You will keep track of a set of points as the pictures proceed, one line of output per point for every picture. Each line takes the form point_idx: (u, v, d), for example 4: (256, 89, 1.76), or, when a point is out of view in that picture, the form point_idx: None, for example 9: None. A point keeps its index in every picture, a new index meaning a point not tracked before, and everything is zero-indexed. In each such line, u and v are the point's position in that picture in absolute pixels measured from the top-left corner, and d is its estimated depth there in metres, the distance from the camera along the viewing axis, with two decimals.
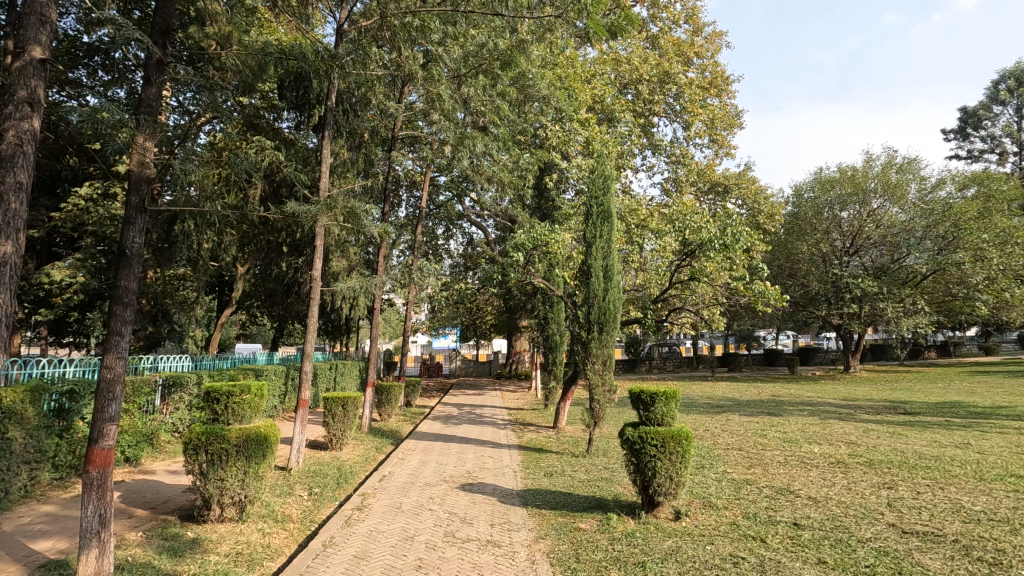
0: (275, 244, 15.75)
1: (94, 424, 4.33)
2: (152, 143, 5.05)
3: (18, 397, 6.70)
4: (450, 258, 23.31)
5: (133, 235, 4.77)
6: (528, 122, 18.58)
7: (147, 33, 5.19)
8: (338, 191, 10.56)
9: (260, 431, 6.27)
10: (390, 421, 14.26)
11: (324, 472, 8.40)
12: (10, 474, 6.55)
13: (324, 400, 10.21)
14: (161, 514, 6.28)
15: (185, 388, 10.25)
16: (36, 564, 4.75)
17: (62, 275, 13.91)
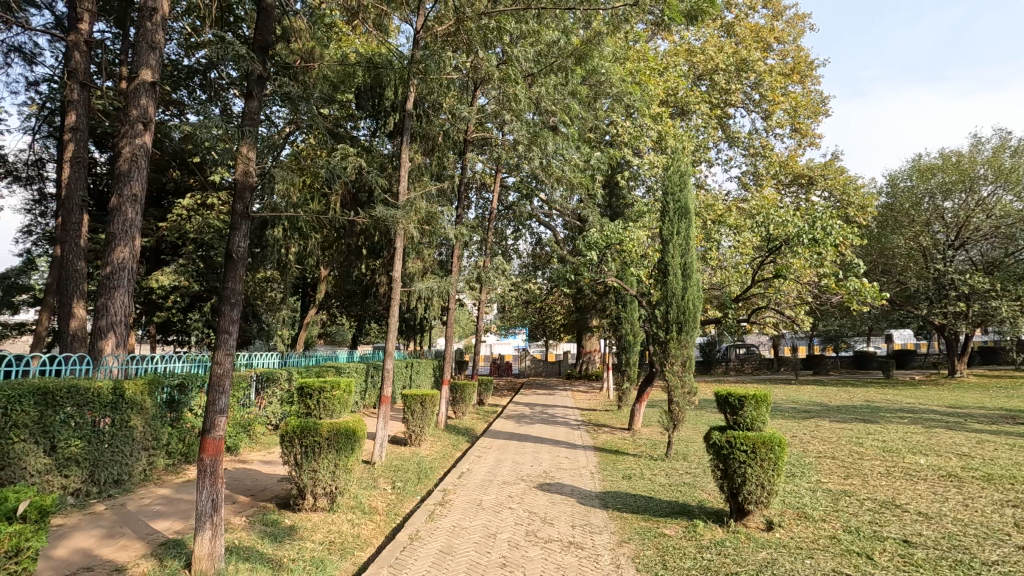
0: (354, 248, 16.43)
1: (206, 416, 4.67)
2: (253, 153, 5.36)
3: (138, 389, 7.35)
4: (520, 258, 23.43)
5: (238, 239, 5.09)
6: (597, 120, 18.36)
7: (250, 50, 5.52)
8: (416, 194, 10.89)
9: (349, 425, 6.56)
10: (464, 419, 14.51)
11: (405, 467, 8.64)
12: (132, 458, 7.22)
13: (402, 397, 10.50)
14: (261, 501, 6.72)
15: (279, 383, 10.94)
16: (157, 542, 5.19)
17: (169, 279, 15.24)
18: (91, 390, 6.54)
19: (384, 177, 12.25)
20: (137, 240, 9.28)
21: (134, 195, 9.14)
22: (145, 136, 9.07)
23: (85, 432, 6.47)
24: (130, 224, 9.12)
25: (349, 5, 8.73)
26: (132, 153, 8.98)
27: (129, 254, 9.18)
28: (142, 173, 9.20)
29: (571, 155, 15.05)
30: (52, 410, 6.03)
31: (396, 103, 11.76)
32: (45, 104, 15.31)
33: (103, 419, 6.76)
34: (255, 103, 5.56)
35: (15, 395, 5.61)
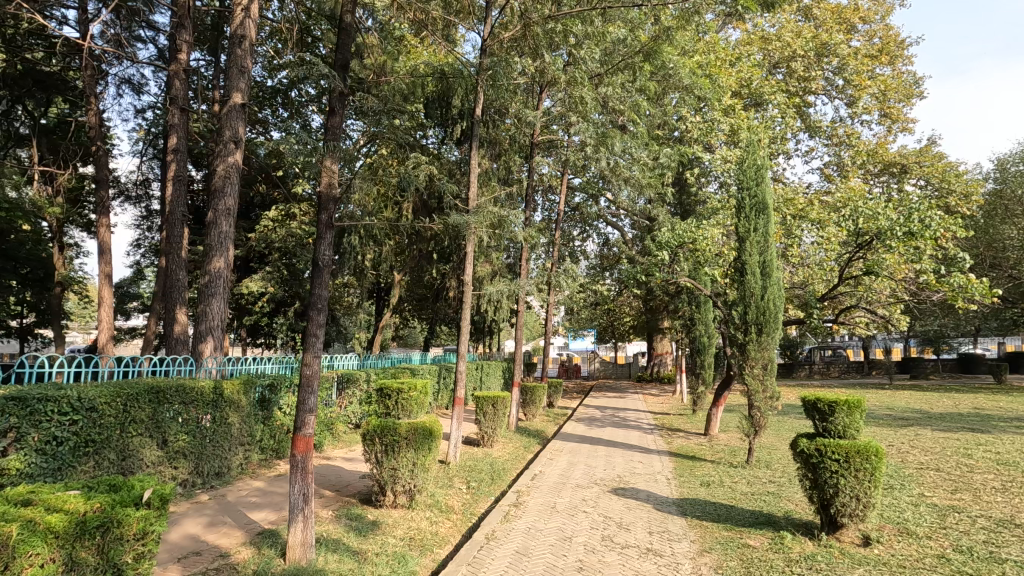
0: (425, 253, 16.92)
1: (297, 415, 4.97)
2: (335, 167, 5.64)
3: (235, 388, 7.92)
4: (587, 259, 23.25)
5: (323, 249, 5.36)
6: (665, 117, 17.93)
7: (331, 67, 5.80)
8: (484, 199, 11.07)
9: (426, 425, 6.76)
10: (535, 421, 14.55)
11: (479, 468, 8.77)
12: (230, 453, 7.81)
13: (474, 398, 10.68)
14: (345, 496, 7.05)
15: (359, 384, 11.45)
16: (255, 531, 5.58)
17: (257, 286, 16.37)
18: (196, 388, 7.13)
19: (453, 183, 12.54)
20: (230, 250, 10.01)
21: (228, 209, 9.88)
22: (237, 155, 9.79)
23: (191, 427, 7.06)
24: (224, 237, 9.86)
25: (419, 19, 9.02)
26: (226, 171, 9.72)
27: (224, 264, 9.92)
28: (234, 189, 9.92)
29: (640, 154, 14.76)
30: (164, 407, 6.62)
31: (464, 110, 12.03)
32: (151, 129, 16.91)
33: (205, 416, 7.34)
34: (337, 118, 5.83)
35: (134, 393, 6.19)
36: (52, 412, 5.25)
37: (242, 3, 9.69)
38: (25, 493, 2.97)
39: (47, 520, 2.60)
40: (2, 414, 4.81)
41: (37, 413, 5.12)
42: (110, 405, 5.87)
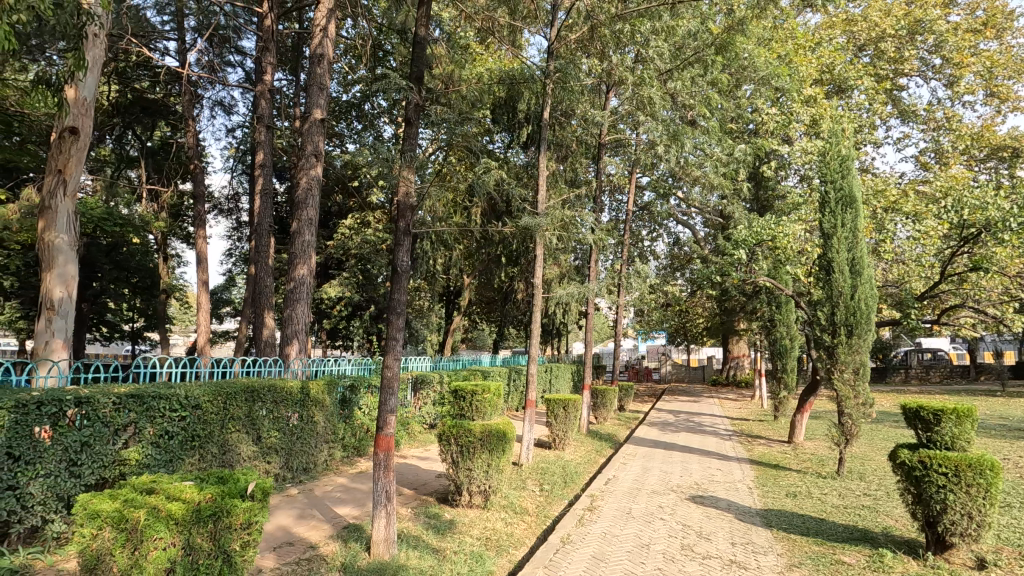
0: (494, 256, 17.17)
1: (379, 415, 5.19)
2: (411, 175, 5.82)
3: (320, 389, 8.37)
4: (657, 260, 22.71)
5: (401, 255, 5.56)
6: (738, 110, 17.21)
7: (407, 80, 6.00)
8: (553, 202, 11.09)
9: (499, 427, 6.84)
10: (606, 424, 14.37)
11: (551, 470, 8.77)
12: (316, 449, 8.26)
13: (545, 401, 10.69)
14: (423, 494, 7.28)
15: (432, 386, 11.77)
16: (341, 525, 5.88)
17: (336, 291, 17.22)
18: (285, 388, 7.60)
19: (521, 187, 12.64)
20: (312, 258, 10.60)
21: (310, 219, 10.47)
22: (318, 167, 10.37)
23: (281, 424, 7.54)
24: (307, 245, 10.45)
25: (486, 27, 9.18)
26: (308, 183, 10.31)
27: (306, 270, 10.52)
28: (315, 199, 10.50)
29: (712, 149, 14.25)
30: (258, 405, 7.11)
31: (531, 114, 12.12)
32: (240, 146, 18.23)
33: (293, 414, 7.82)
34: (413, 129, 6.04)
35: (232, 392, 6.69)
36: (164, 408, 5.78)
37: (320, 24, 10.26)
38: (149, 482, 3.29)
39: (169, 508, 2.88)
40: (124, 409, 5.35)
41: (152, 409, 5.66)
42: (212, 402, 6.38)
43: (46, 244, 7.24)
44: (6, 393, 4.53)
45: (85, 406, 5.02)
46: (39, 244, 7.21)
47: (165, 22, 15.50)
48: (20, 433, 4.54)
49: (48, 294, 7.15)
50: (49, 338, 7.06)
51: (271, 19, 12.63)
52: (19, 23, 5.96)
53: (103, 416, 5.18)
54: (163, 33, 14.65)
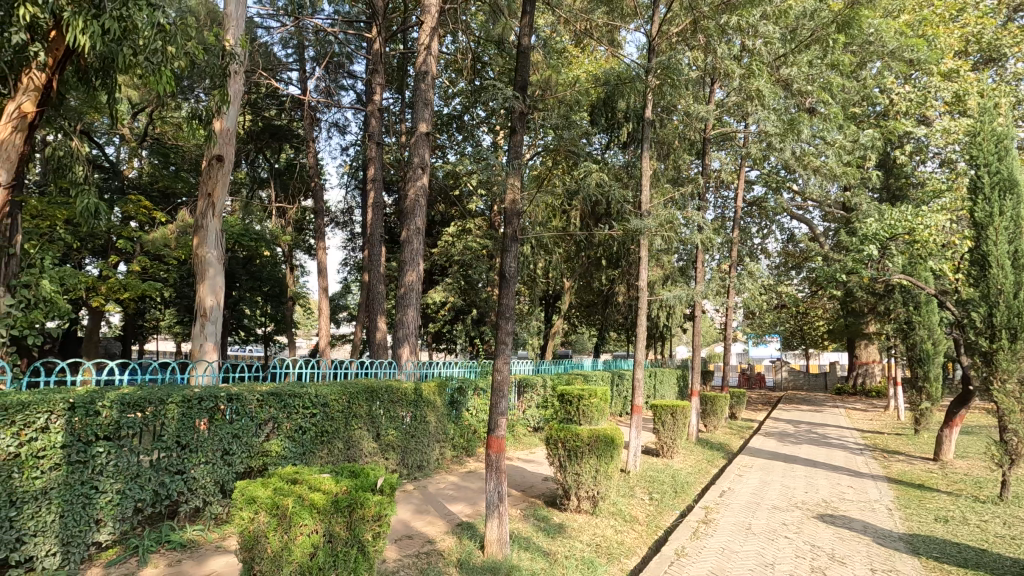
0: (594, 259, 17.01)
1: (491, 416, 5.34)
2: (517, 181, 5.93)
3: (431, 390, 8.77)
4: (770, 258, 21.27)
5: (509, 261, 5.68)
6: (862, 92, 15.69)
7: (512, 90, 6.12)
8: (656, 202, 10.75)
9: (608, 433, 6.76)
10: (717, 433, 13.67)
11: (660, 479, 8.48)
12: (429, 448, 8.66)
13: (652, 407, 10.37)
14: (532, 497, 7.36)
15: (536, 389, 11.85)
16: (455, 522, 6.11)
17: (441, 296, 17.97)
18: (400, 389, 8.05)
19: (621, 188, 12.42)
20: (420, 264, 11.14)
21: (418, 227, 11.01)
22: (424, 179, 10.89)
23: (397, 423, 7.98)
24: (415, 252, 11.00)
25: (584, 30, 9.15)
26: (416, 194, 10.88)
27: (415, 277, 11.07)
28: (422, 209, 11.03)
29: (833, 137, 13.10)
30: (377, 404, 7.58)
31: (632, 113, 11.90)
32: (354, 163, 19.66)
33: (408, 414, 8.25)
34: (519, 137, 6.15)
35: (355, 392, 7.20)
36: (298, 406, 6.34)
37: (424, 42, 10.77)
38: (292, 472, 3.63)
39: (312, 497, 3.16)
40: (266, 406, 5.96)
41: (289, 406, 6.23)
42: (337, 400, 6.90)
43: (199, 258, 8.27)
44: (175, 390, 5.24)
45: (235, 402, 5.65)
46: (194, 259, 8.26)
47: (288, 54, 17.12)
48: (186, 425, 5.22)
49: (201, 302, 8.16)
50: (202, 341, 8.07)
51: (379, 43, 13.49)
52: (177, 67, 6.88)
53: (250, 411, 5.80)
54: (287, 65, 16.20)
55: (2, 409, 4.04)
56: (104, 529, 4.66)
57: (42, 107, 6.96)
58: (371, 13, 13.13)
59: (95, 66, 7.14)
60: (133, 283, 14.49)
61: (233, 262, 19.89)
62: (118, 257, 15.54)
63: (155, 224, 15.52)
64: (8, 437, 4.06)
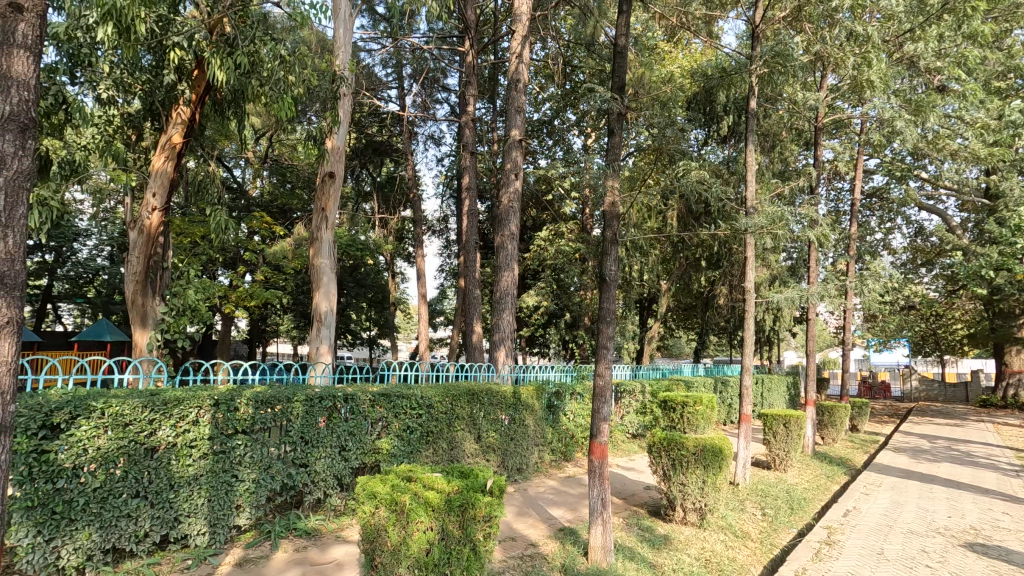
0: (693, 260, 16.32)
1: (593, 422, 5.29)
2: (615, 184, 5.81)
3: (529, 394, 8.84)
4: (894, 254, 19.26)
5: (610, 264, 5.60)
6: (1009, 63, 13.78)
7: (609, 91, 6.03)
8: (762, 198, 10.12)
9: (716, 442, 6.45)
10: (836, 446, 12.56)
11: (773, 494, 7.93)
12: (528, 451, 8.75)
13: (762, 416, 9.75)
14: (634, 505, 7.19)
15: (634, 395, 11.57)
16: (557, 527, 6.10)
17: (534, 300, 18.11)
18: (499, 392, 8.19)
19: (722, 185, 11.82)
20: (515, 269, 11.28)
21: (512, 233, 11.16)
22: (516, 184, 11.04)
23: (497, 426, 8.13)
24: (510, 257, 11.16)
25: (680, 23, 8.83)
26: (510, 200, 11.04)
27: (510, 281, 11.23)
28: (516, 215, 11.17)
29: (973, 116, 11.62)
30: (478, 406, 7.77)
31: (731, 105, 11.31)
32: (449, 173, 20.40)
33: (507, 416, 8.38)
34: (616, 139, 6.03)
35: (457, 394, 7.43)
36: (406, 406, 6.66)
37: (516, 51, 10.92)
38: (407, 471, 3.80)
39: (427, 495, 3.29)
40: (377, 406, 6.32)
41: (397, 406, 6.56)
42: (441, 402, 7.15)
43: (315, 267, 8.96)
44: (299, 389, 5.70)
45: (350, 402, 6.06)
46: (310, 268, 8.96)
47: (389, 74, 18.12)
48: (309, 423, 5.68)
49: (317, 308, 8.83)
50: (318, 344, 8.72)
51: (472, 55, 13.89)
52: (297, 95, 7.56)
53: (364, 410, 6.20)
54: (387, 84, 17.17)
55: (162, 403, 4.64)
56: (244, 513, 5.19)
57: (188, 138, 8.01)
58: (465, 27, 13.57)
59: (228, 99, 8.05)
60: (257, 292, 16.01)
61: (341, 270, 21.37)
62: (245, 268, 17.24)
63: (275, 237, 17.05)
64: (166, 428, 4.65)
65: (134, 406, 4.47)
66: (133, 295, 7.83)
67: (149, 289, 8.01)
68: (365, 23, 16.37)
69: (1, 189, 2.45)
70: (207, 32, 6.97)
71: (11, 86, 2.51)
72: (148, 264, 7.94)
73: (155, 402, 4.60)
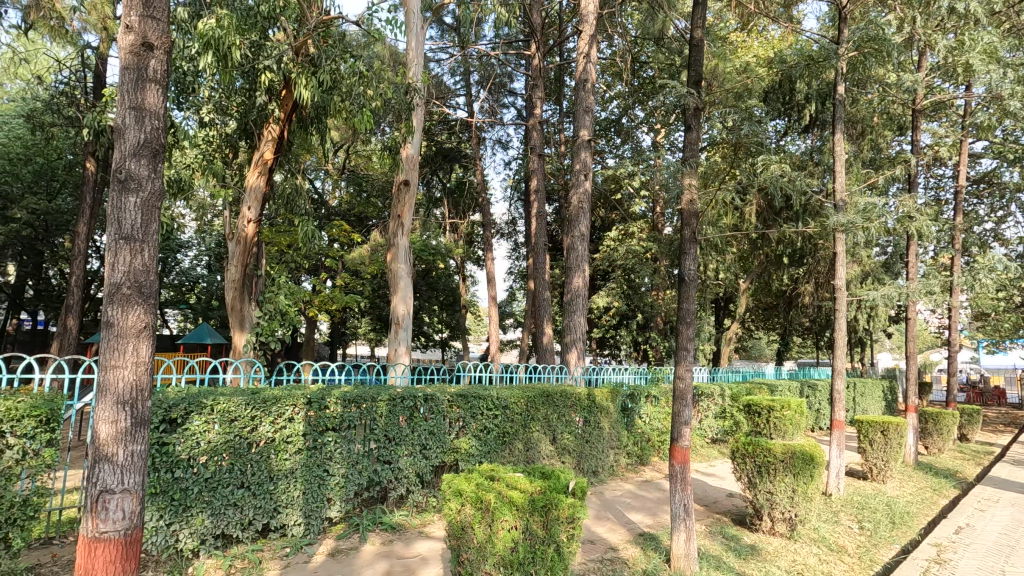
0: (773, 258, 15.52)
1: (673, 426, 5.17)
2: (693, 182, 5.65)
3: (603, 396, 8.76)
4: (1008, 246, 17.39)
5: (689, 264, 5.45)
6: None
7: (685, 86, 5.87)
8: (851, 189, 9.48)
9: (806, 449, 6.12)
10: (942, 457, 11.52)
11: (871, 506, 7.39)
12: (604, 454, 8.66)
13: (856, 422, 9.12)
14: (717, 513, 6.93)
15: (714, 399, 11.15)
16: (636, 532, 6.00)
17: (604, 301, 17.88)
18: (573, 394, 8.17)
19: (806, 177, 11.17)
20: (586, 270, 11.19)
21: (583, 233, 11.10)
22: (586, 185, 10.96)
23: (572, 427, 8.11)
24: (581, 258, 11.09)
25: (756, 10, 8.46)
26: (580, 201, 10.97)
27: (582, 283, 11.15)
28: (586, 216, 11.08)
29: None
30: (553, 408, 7.79)
31: (813, 92, 10.70)
32: (517, 176, 20.61)
33: (582, 418, 8.35)
34: (693, 135, 5.86)
35: (531, 395, 7.48)
36: (483, 407, 6.79)
37: (583, 51, 10.88)
38: (490, 470, 3.90)
39: (511, 495, 3.37)
40: (455, 406, 6.49)
41: (475, 407, 6.69)
42: (517, 402, 7.23)
43: (393, 272, 9.32)
44: (383, 389, 5.96)
45: (429, 402, 6.25)
46: (388, 273, 9.33)
47: (457, 82, 18.57)
48: (392, 421, 5.92)
49: (395, 311, 9.17)
50: (396, 345, 9.06)
51: (538, 58, 13.98)
52: (376, 108, 7.91)
53: (442, 410, 6.38)
54: (456, 92, 17.59)
55: (262, 401, 4.99)
56: (336, 506, 5.50)
57: (278, 153, 8.56)
58: (531, 31, 13.67)
59: (312, 115, 8.54)
60: (338, 296, 16.86)
61: (415, 274, 22.10)
62: (327, 274, 18.21)
63: (353, 244, 17.89)
64: (266, 424, 5.00)
65: (239, 403, 4.85)
66: (232, 301, 8.52)
67: (246, 295, 8.67)
68: (434, 34, 16.88)
69: (138, 210, 2.76)
70: (294, 54, 7.45)
71: (145, 117, 2.82)
72: (245, 272, 8.60)
73: (256, 400, 4.96)
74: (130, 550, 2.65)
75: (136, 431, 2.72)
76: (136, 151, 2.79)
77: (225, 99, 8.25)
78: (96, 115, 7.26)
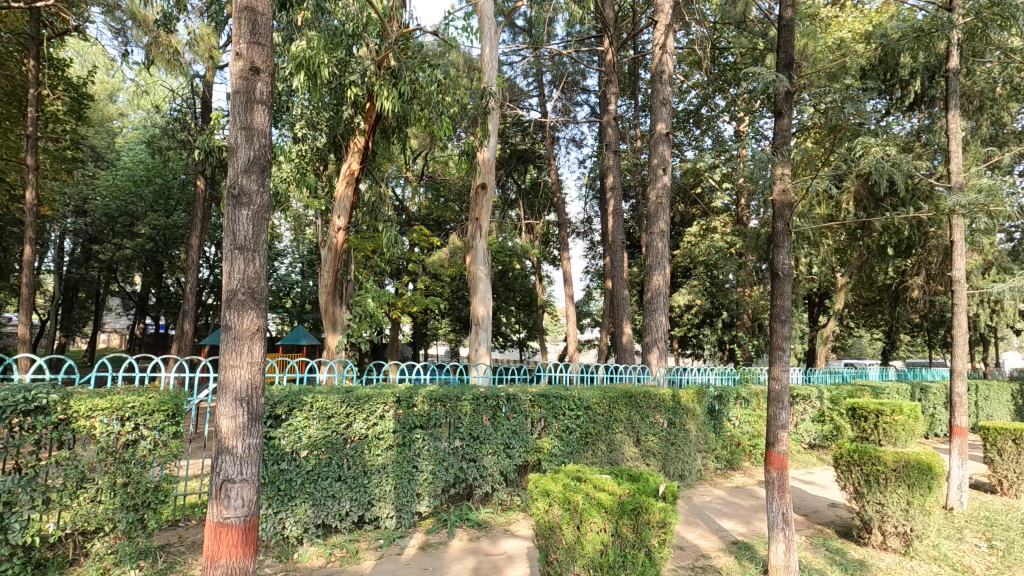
0: (875, 249, 14.29)
1: (769, 429, 4.90)
2: (786, 170, 5.31)
3: (688, 398, 8.46)
4: None
5: (782, 257, 5.13)
6: None
7: (774, 71, 5.55)
8: (968, 170, 8.54)
9: (923, 458, 5.57)
10: None
11: (1000, 523, 6.62)
12: (691, 457, 8.36)
13: (980, 429, 8.17)
14: (819, 523, 6.48)
15: (811, 401, 10.43)
16: (728, 539, 5.73)
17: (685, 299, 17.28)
18: (657, 394, 7.96)
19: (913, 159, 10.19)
20: (666, 267, 10.81)
21: (662, 230, 10.76)
22: (665, 179, 10.61)
23: (657, 429, 7.90)
24: (661, 255, 10.75)
25: None
26: (658, 196, 10.64)
27: (662, 280, 10.82)
28: (665, 211, 10.73)
29: None
30: (636, 409, 7.62)
31: (919, 66, 9.74)
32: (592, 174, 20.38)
33: (666, 420, 8.11)
34: (784, 121, 5.52)
35: (614, 396, 7.36)
36: (565, 407, 6.77)
37: (658, 42, 10.58)
38: (577, 470, 3.87)
39: (599, 497, 3.33)
40: (537, 406, 6.52)
41: (557, 407, 6.69)
42: (599, 403, 7.15)
43: (473, 274, 9.51)
44: (467, 389, 6.09)
45: (511, 402, 6.31)
46: (468, 275, 9.53)
47: (530, 83, 18.68)
48: (476, 420, 6.04)
49: (475, 313, 9.35)
50: (477, 346, 9.22)
51: (611, 53, 13.75)
52: (453, 114, 8.10)
53: (524, 409, 6.42)
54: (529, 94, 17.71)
55: (356, 399, 5.27)
56: (424, 501, 5.68)
57: (364, 164, 8.99)
58: (603, 26, 13.50)
59: (394, 125, 8.90)
60: (419, 299, 17.47)
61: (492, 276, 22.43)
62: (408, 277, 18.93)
63: (433, 247, 18.46)
64: (360, 421, 5.28)
65: (335, 401, 5.16)
66: (325, 305, 9.06)
67: (337, 299, 9.19)
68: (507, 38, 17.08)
69: (249, 222, 3.00)
70: (377, 68, 7.80)
71: (254, 135, 3.07)
72: (336, 277, 9.13)
73: (350, 398, 5.25)
74: (248, 534, 2.87)
75: (252, 426, 2.96)
76: (247, 168, 3.03)
77: (316, 115, 8.78)
78: (207, 137, 8.00)
